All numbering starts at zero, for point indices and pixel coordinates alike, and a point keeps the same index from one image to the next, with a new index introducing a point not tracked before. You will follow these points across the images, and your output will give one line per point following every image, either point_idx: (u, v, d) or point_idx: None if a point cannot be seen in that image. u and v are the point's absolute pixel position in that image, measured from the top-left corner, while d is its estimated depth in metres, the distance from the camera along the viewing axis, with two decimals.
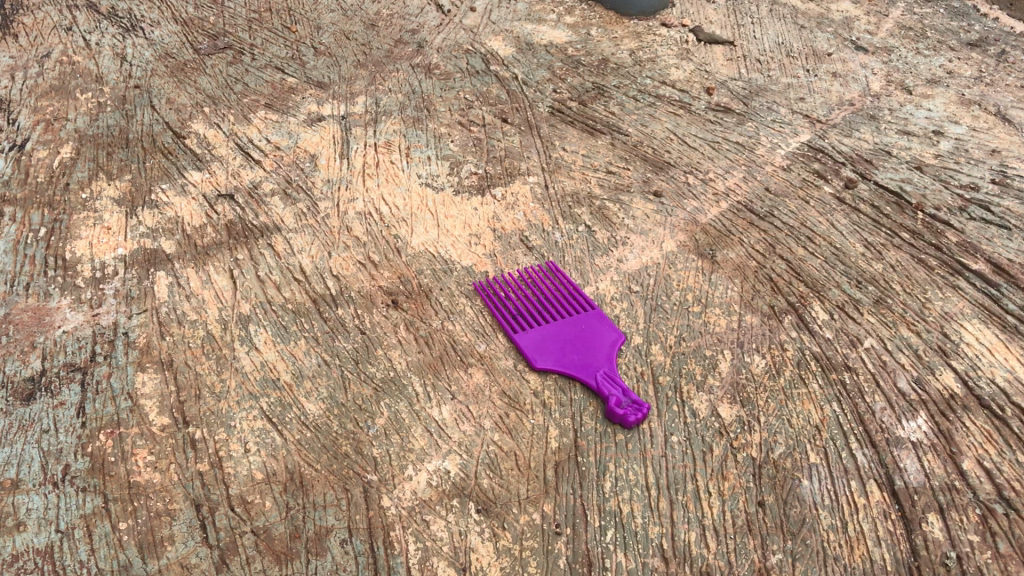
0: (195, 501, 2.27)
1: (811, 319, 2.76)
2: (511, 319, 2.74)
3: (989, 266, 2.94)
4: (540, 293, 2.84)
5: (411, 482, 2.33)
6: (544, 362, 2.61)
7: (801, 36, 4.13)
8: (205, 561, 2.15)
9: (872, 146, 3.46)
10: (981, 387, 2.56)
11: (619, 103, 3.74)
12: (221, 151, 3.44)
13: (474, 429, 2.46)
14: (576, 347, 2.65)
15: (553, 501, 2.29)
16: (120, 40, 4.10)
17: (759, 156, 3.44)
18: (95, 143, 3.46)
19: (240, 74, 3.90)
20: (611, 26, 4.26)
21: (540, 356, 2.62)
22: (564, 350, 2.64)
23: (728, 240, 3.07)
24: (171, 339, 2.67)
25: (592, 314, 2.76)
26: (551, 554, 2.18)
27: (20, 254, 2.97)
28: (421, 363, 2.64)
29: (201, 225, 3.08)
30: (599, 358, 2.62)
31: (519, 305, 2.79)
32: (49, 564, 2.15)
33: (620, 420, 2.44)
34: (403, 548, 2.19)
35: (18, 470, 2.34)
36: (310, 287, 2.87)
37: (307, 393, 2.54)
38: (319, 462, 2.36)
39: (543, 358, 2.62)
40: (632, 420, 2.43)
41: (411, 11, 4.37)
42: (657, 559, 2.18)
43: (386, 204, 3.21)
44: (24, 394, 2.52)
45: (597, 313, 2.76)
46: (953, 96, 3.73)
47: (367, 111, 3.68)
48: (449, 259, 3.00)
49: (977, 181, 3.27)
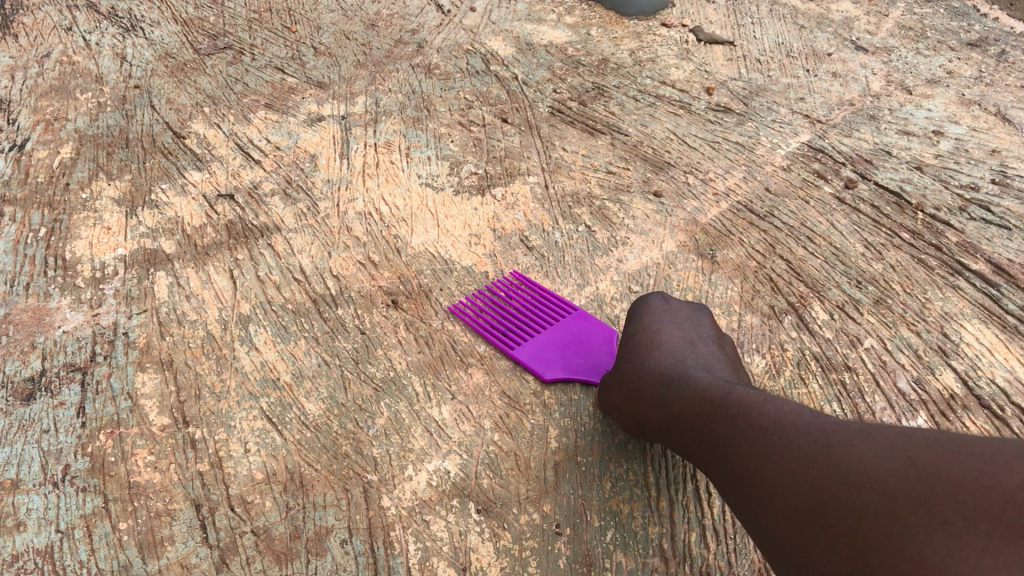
0: (195, 501, 2.27)
1: (811, 319, 2.76)
2: (503, 336, 2.71)
3: (990, 266, 2.94)
4: (521, 303, 2.82)
5: (411, 482, 2.33)
6: (552, 373, 2.59)
7: (801, 36, 4.12)
8: (205, 561, 2.15)
9: (872, 146, 3.45)
10: (981, 387, 2.56)
11: (619, 103, 3.74)
12: (221, 151, 3.44)
13: (474, 429, 2.46)
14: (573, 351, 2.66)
15: (554, 501, 2.30)
16: (120, 40, 4.09)
17: (759, 156, 3.44)
18: (95, 143, 3.45)
19: (240, 74, 3.90)
20: (611, 27, 4.25)
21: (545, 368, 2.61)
22: (567, 357, 2.64)
23: (728, 240, 3.07)
24: (171, 339, 2.67)
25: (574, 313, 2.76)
26: (551, 554, 2.18)
27: (20, 254, 2.97)
28: (421, 364, 2.64)
29: (201, 224, 3.08)
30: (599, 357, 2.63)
31: (501, 321, 2.77)
32: (49, 563, 2.15)
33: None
34: (403, 548, 2.19)
35: (18, 470, 2.34)
36: (310, 286, 2.87)
37: (307, 393, 2.54)
38: (319, 462, 2.36)
39: (550, 369, 2.60)
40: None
41: (411, 11, 4.37)
42: (657, 559, 2.19)
43: (386, 205, 3.21)
44: (24, 394, 2.53)
45: (579, 312, 2.78)
46: (953, 96, 3.73)
47: (367, 112, 3.67)
48: (449, 259, 2.99)
49: (976, 181, 3.27)
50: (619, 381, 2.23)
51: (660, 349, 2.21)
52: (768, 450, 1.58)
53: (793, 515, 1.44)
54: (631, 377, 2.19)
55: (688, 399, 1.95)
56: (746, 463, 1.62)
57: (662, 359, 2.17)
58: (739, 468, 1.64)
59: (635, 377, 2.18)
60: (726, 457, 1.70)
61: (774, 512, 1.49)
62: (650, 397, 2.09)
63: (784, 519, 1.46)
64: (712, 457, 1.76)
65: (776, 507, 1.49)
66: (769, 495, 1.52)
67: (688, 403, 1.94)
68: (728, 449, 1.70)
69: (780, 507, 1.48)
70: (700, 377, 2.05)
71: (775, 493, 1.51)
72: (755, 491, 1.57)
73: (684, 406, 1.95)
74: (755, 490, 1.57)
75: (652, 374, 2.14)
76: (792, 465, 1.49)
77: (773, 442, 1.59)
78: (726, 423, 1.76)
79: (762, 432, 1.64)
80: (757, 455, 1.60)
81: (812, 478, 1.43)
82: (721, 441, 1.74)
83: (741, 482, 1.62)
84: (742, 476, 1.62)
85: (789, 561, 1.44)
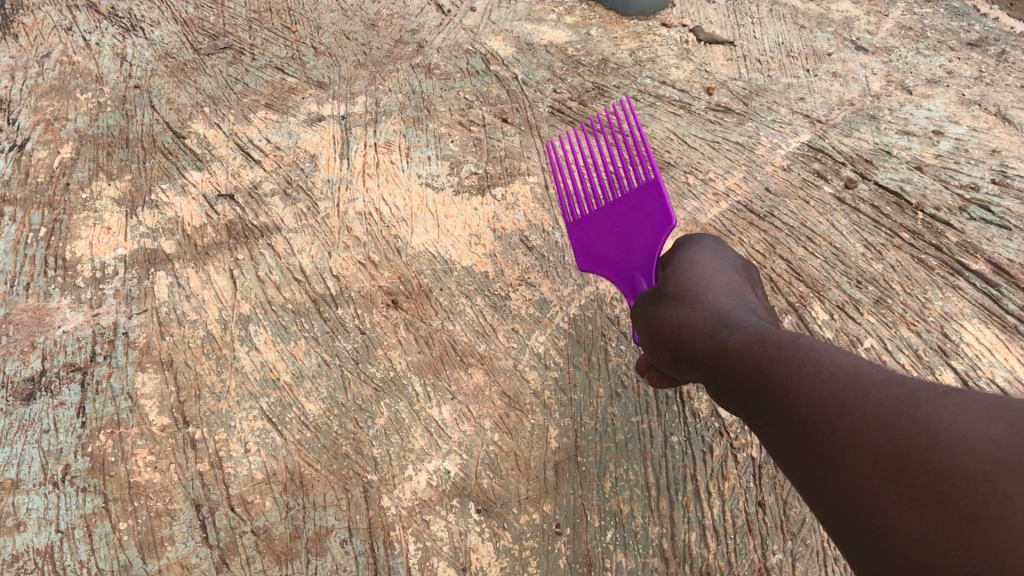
0: (195, 501, 2.28)
1: (811, 319, 2.79)
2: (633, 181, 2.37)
3: (989, 266, 2.96)
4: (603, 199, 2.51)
5: (411, 482, 2.34)
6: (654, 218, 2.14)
7: (801, 36, 4.12)
8: (205, 561, 2.18)
9: (873, 146, 3.45)
10: (981, 387, 2.61)
11: (619, 104, 3.74)
12: (221, 151, 3.43)
13: (474, 429, 2.47)
14: (616, 245, 2.27)
15: (554, 501, 2.33)
16: (120, 40, 4.09)
17: (759, 156, 3.43)
18: (95, 143, 3.45)
19: (240, 74, 3.89)
20: (611, 26, 4.24)
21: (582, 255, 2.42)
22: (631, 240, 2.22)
23: (728, 240, 3.07)
24: (171, 339, 2.67)
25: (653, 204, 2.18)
26: (551, 554, 2.23)
27: (20, 254, 2.98)
28: (421, 363, 2.63)
29: (201, 224, 3.07)
30: (633, 260, 2.17)
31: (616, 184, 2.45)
32: (49, 563, 2.17)
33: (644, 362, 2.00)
34: (403, 548, 2.23)
35: (18, 470, 2.35)
36: (310, 286, 2.87)
37: (307, 393, 2.54)
38: (320, 462, 2.37)
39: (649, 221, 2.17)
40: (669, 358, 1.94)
41: (410, 11, 4.37)
42: (657, 559, 2.24)
43: (386, 204, 3.20)
44: (24, 394, 2.53)
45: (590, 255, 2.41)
46: (953, 96, 3.73)
47: (367, 112, 3.67)
48: (449, 259, 2.98)
49: (977, 181, 3.27)
50: (661, 317, 1.74)
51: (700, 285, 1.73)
52: (845, 393, 1.13)
53: (866, 483, 1.03)
54: (676, 312, 1.69)
55: (747, 335, 1.45)
56: (812, 405, 1.17)
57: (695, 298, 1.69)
58: (795, 412, 1.19)
59: (682, 309, 1.68)
60: (779, 398, 1.25)
61: (839, 474, 1.08)
62: (698, 330, 1.59)
63: (849, 483, 1.06)
64: (758, 400, 1.30)
65: (842, 467, 1.08)
66: (840, 449, 1.09)
67: (735, 340, 1.46)
68: (786, 389, 1.24)
69: (844, 473, 1.07)
70: (763, 321, 1.57)
71: (847, 448, 1.08)
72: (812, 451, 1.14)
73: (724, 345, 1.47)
74: (816, 441, 1.13)
75: (706, 310, 1.64)
76: (876, 417, 1.07)
77: (853, 384, 1.14)
78: (787, 360, 1.28)
79: (838, 370, 1.19)
80: (828, 398, 1.15)
81: (900, 437, 1.02)
82: (778, 382, 1.26)
83: (794, 437, 1.18)
84: (801, 421, 1.18)
85: (851, 539, 1.05)
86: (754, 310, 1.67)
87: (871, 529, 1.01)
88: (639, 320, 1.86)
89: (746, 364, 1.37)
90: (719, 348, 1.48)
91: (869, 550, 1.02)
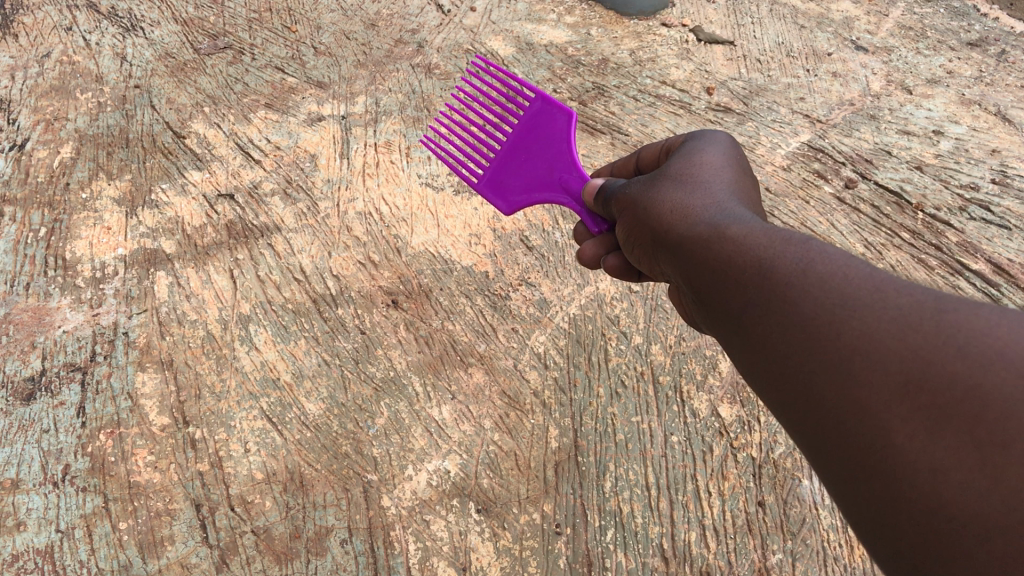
0: (195, 501, 2.28)
1: None
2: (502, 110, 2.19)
3: (990, 266, 2.98)
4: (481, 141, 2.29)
5: (411, 482, 2.35)
6: (554, 128, 1.98)
7: (801, 36, 4.11)
8: (205, 561, 2.18)
9: (873, 146, 3.45)
10: None
11: (619, 103, 3.74)
12: (221, 151, 3.43)
13: (474, 429, 2.47)
14: (530, 171, 2.04)
15: (554, 501, 2.34)
16: (120, 40, 4.08)
17: (759, 156, 3.43)
18: (95, 142, 3.45)
19: (240, 74, 3.89)
20: (611, 26, 4.23)
21: (498, 196, 2.13)
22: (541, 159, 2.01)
23: None
24: (171, 339, 2.67)
25: (542, 112, 2.03)
26: (551, 554, 2.23)
27: (20, 253, 2.98)
28: (421, 363, 2.63)
29: (201, 224, 3.06)
30: (559, 173, 1.95)
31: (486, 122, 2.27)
32: (49, 563, 2.18)
33: (580, 246, 1.79)
34: (403, 548, 2.23)
35: (18, 470, 2.35)
36: (310, 286, 2.86)
37: (307, 393, 2.54)
38: (319, 462, 2.37)
39: (547, 134, 1.99)
40: (601, 237, 1.74)
41: (410, 11, 4.36)
42: (657, 559, 2.24)
43: (386, 204, 3.20)
44: (24, 394, 2.53)
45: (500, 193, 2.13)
46: (954, 96, 3.73)
47: (367, 112, 3.67)
48: (449, 259, 2.98)
49: (976, 181, 3.28)
50: (646, 204, 1.41)
51: (681, 182, 1.38)
52: (859, 291, 0.88)
53: (867, 402, 0.81)
54: (663, 197, 1.37)
55: (748, 221, 1.15)
56: (817, 300, 0.91)
57: (679, 195, 1.35)
58: (790, 309, 0.94)
59: (664, 207, 1.35)
60: (769, 291, 0.99)
61: (843, 403, 0.83)
62: (688, 215, 1.28)
63: (845, 399, 0.83)
64: (739, 293, 1.04)
65: (840, 381, 0.84)
66: (843, 355, 0.85)
67: (722, 236, 1.14)
68: (780, 280, 0.98)
69: (854, 411, 0.82)
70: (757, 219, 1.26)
71: (855, 356, 0.83)
72: (816, 375, 0.87)
73: (709, 243, 1.16)
74: (816, 345, 0.88)
75: (703, 194, 1.32)
76: (894, 322, 0.82)
77: (873, 278, 0.89)
78: (792, 258, 0.98)
79: (856, 267, 0.92)
80: (839, 295, 0.89)
81: (920, 343, 0.79)
82: (779, 283, 0.98)
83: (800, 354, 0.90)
84: (797, 320, 0.92)
85: (842, 479, 0.84)
86: (764, 209, 1.34)
87: (865, 462, 0.81)
88: (620, 208, 1.55)
89: (735, 251, 1.09)
90: (708, 232, 1.18)
91: (863, 490, 0.81)
